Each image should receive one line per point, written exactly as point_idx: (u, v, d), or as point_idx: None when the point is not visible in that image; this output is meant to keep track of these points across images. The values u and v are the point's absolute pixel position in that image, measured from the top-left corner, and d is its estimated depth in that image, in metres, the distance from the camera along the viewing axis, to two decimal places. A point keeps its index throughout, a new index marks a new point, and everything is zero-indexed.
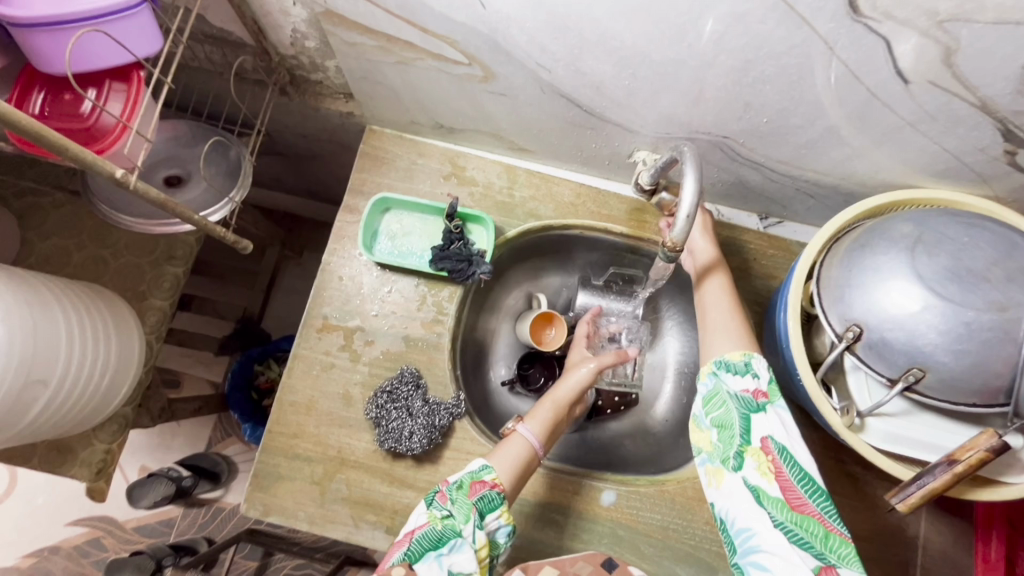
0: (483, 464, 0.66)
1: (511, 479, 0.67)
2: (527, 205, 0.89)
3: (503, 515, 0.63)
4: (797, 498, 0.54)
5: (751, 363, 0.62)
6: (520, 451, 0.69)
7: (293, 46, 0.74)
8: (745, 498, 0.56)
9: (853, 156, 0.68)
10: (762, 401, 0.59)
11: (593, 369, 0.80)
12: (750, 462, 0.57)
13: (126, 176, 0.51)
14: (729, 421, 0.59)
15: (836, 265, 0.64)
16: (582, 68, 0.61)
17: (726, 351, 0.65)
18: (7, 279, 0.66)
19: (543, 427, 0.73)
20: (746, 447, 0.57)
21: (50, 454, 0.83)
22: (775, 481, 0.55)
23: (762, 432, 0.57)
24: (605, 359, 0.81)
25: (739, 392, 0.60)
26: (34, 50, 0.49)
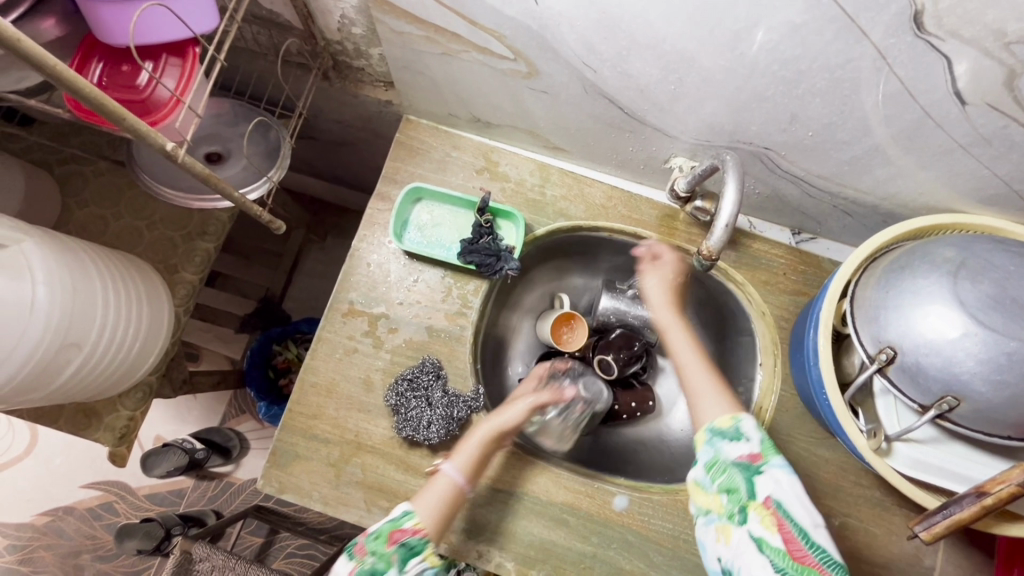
0: (405, 509, 0.67)
1: (434, 522, 0.67)
2: (557, 204, 0.89)
3: (427, 558, 0.65)
4: (801, 550, 0.54)
5: (740, 426, 0.62)
6: (445, 493, 0.70)
7: (340, 31, 0.75)
8: (751, 554, 0.56)
9: (897, 177, 0.67)
10: (760, 461, 0.60)
11: (529, 404, 0.80)
12: (754, 516, 0.57)
13: (175, 149, 0.52)
14: (732, 482, 0.60)
15: (873, 286, 0.64)
16: (628, 70, 0.61)
17: (715, 417, 0.65)
18: (51, 242, 0.67)
19: (468, 462, 0.73)
20: (749, 502, 0.58)
21: (77, 417, 0.85)
22: (778, 534, 0.56)
23: (763, 489, 0.58)
24: (540, 395, 0.81)
25: (735, 456, 0.61)
26: (100, 21, 0.50)
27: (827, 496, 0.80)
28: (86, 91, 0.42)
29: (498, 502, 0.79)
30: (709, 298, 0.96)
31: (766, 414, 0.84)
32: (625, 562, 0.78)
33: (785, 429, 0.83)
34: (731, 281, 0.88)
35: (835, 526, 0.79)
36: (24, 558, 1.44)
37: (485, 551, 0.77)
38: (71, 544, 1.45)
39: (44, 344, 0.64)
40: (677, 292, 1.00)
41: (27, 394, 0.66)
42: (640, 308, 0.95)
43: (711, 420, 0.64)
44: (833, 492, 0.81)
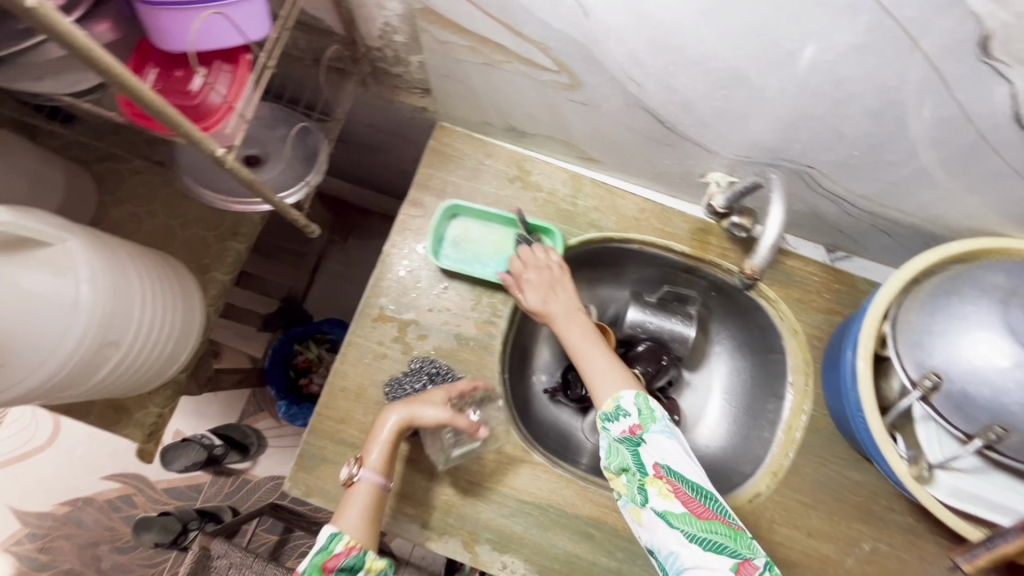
0: (331, 534, 0.66)
1: (367, 529, 0.68)
2: (589, 215, 0.88)
3: (370, 569, 0.67)
4: (699, 505, 0.61)
5: (620, 405, 0.66)
6: (367, 500, 0.69)
7: (381, 39, 0.75)
8: (663, 529, 0.61)
9: (944, 199, 0.66)
10: (640, 434, 0.64)
11: (442, 416, 0.71)
12: (652, 490, 0.62)
13: (225, 155, 0.53)
14: (626, 462, 0.65)
15: (917, 309, 0.63)
16: (673, 84, 0.61)
17: (602, 402, 0.68)
18: (93, 240, 0.68)
19: (381, 461, 0.70)
20: (645, 478, 0.63)
21: (107, 412, 0.86)
22: (676, 500, 0.61)
23: (653, 461, 0.63)
24: (457, 421, 0.72)
25: (621, 433, 0.65)
26: (158, 27, 0.51)
27: (857, 520, 0.79)
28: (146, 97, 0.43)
29: (524, 513, 0.78)
30: (739, 313, 0.95)
31: (795, 433, 0.83)
32: None
33: (815, 450, 0.82)
34: (763, 298, 0.88)
35: (865, 550, 0.78)
36: (44, 547, 1.45)
37: (509, 562, 0.77)
38: (90, 534, 1.47)
39: (84, 342, 0.65)
40: (705, 306, 0.98)
41: (66, 390, 0.67)
42: (669, 321, 0.95)
43: (602, 404, 0.68)
44: (863, 516, 0.79)
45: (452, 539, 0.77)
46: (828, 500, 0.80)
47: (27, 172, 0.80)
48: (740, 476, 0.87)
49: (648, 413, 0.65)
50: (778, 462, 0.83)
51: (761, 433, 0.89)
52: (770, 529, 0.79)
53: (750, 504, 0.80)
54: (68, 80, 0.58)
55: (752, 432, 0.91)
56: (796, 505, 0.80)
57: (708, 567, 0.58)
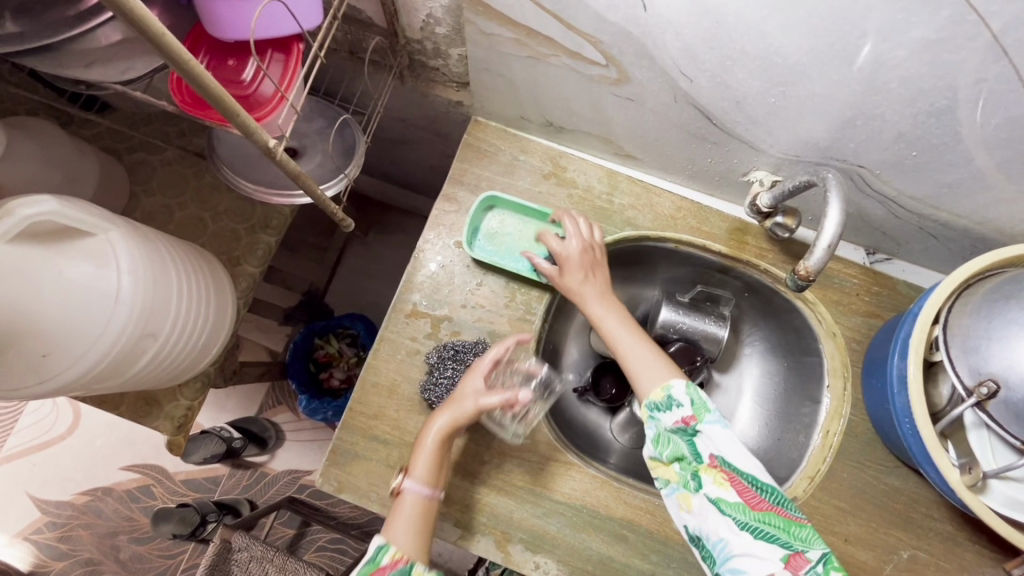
0: (379, 545, 0.65)
1: (414, 541, 0.67)
2: (625, 213, 0.87)
3: None
4: (754, 496, 0.59)
5: (672, 395, 0.64)
6: (414, 512, 0.69)
7: (422, 31, 0.74)
8: (714, 517, 0.59)
9: (1000, 202, 0.64)
10: (694, 425, 0.62)
11: (477, 406, 0.72)
12: (706, 478, 0.60)
13: (276, 146, 0.52)
14: (679, 451, 0.62)
15: (972, 314, 0.61)
16: (727, 80, 0.59)
17: (649, 392, 0.66)
18: (132, 231, 0.67)
19: (428, 472, 0.70)
20: (699, 467, 0.61)
21: (138, 405, 0.86)
22: (731, 489, 0.59)
23: (709, 450, 0.60)
24: (490, 403, 0.72)
25: (674, 423, 0.63)
26: (215, 16, 0.51)
27: (896, 527, 0.78)
28: (210, 88, 0.42)
29: (558, 513, 0.78)
30: (772, 314, 0.94)
31: (833, 438, 0.82)
32: None
33: (853, 455, 0.80)
34: (801, 300, 0.86)
35: (904, 558, 0.77)
36: (63, 536, 1.46)
37: (542, 563, 0.76)
38: (110, 524, 1.48)
39: (124, 334, 0.65)
40: (737, 306, 0.97)
41: (105, 381, 0.67)
42: (702, 322, 0.94)
43: (649, 395, 0.66)
44: (903, 523, 0.78)
45: (485, 538, 0.76)
46: (866, 506, 0.79)
47: (63, 161, 0.79)
48: (775, 480, 0.86)
49: (702, 403, 0.62)
50: (815, 467, 0.82)
51: (797, 437, 0.88)
52: None
53: None
54: (118, 67, 0.58)
55: (786, 435, 0.90)
56: (834, 511, 0.78)
57: (760, 557, 0.57)
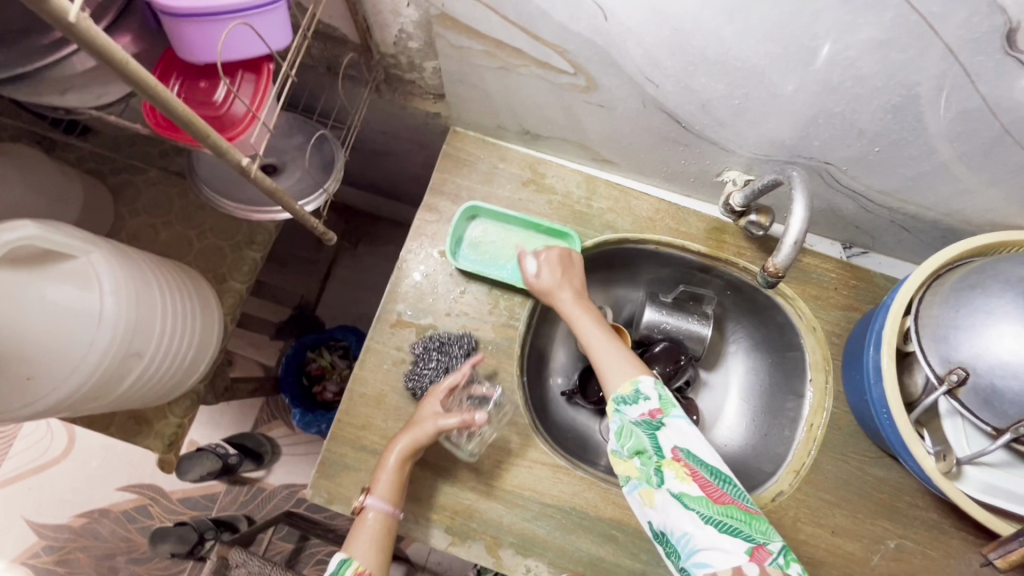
0: (341, 558, 0.67)
1: (375, 557, 0.68)
2: (604, 216, 0.88)
3: None
4: (715, 490, 0.60)
5: (640, 389, 0.65)
6: (376, 528, 0.70)
7: (395, 45, 0.75)
8: (677, 510, 0.60)
9: (964, 194, 0.66)
10: (659, 419, 0.63)
11: (437, 427, 0.73)
12: (669, 472, 0.61)
13: (249, 165, 0.53)
14: (641, 445, 0.63)
15: (941, 304, 0.62)
16: (691, 85, 0.61)
17: (618, 385, 0.67)
18: (115, 253, 0.68)
19: (390, 489, 0.71)
20: (662, 461, 0.62)
21: (128, 423, 0.86)
22: (694, 483, 0.60)
23: (671, 443, 0.62)
24: (450, 424, 0.73)
25: (639, 416, 0.64)
26: (184, 39, 0.52)
27: (882, 517, 0.79)
28: (175, 110, 0.43)
29: (547, 517, 0.78)
30: (754, 311, 0.95)
31: (817, 430, 0.83)
32: None
33: (837, 447, 0.81)
34: (780, 296, 0.87)
35: (891, 547, 0.78)
36: (60, 560, 1.45)
37: (534, 566, 0.77)
38: (107, 546, 1.47)
39: (109, 354, 0.65)
40: (721, 304, 0.99)
41: (92, 401, 0.68)
42: (685, 321, 0.95)
43: (617, 390, 0.67)
44: (888, 513, 0.79)
45: (476, 543, 0.77)
46: (852, 498, 0.80)
47: (47, 185, 0.80)
48: (762, 475, 0.87)
49: (668, 397, 0.64)
50: (800, 460, 0.83)
51: (782, 431, 0.89)
52: (793, 528, 0.79)
53: (774, 502, 0.80)
54: (94, 93, 0.60)
55: (773, 430, 0.91)
56: (820, 504, 0.79)
57: (723, 551, 0.57)
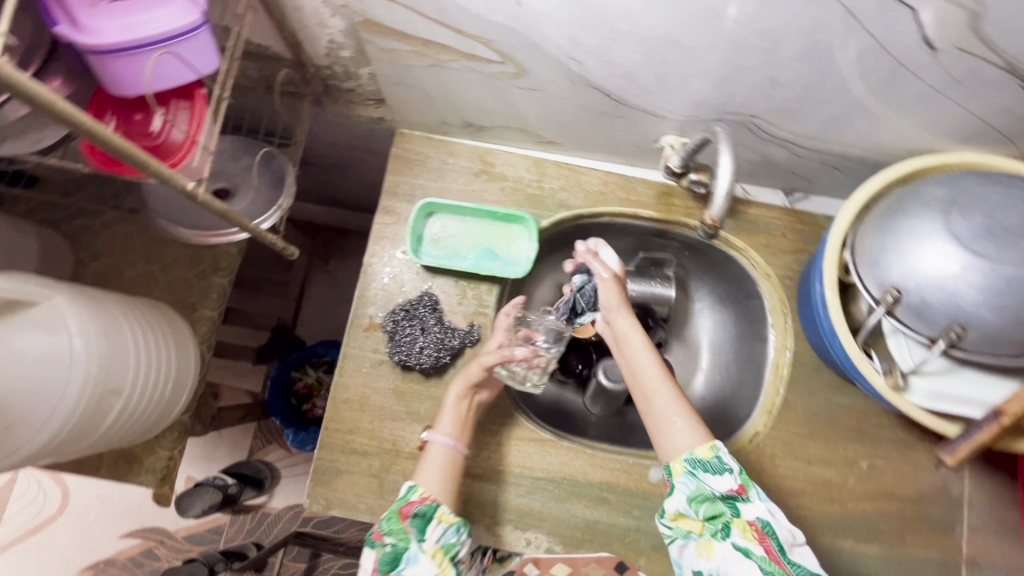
0: (409, 486, 0.71)
1: (443, 487, 0.72)
2: (557, 196, 0.91)
3: (442, 520, 0.69)
4: (781, 561, 0.61)
5: (722, 456, 0.64)
6: (442, 460, 0.74)
7: (328, 56, 0.77)
8: (739, 566, 0.61)
9: (879, 127, 0.70)
10: (743, 492, 0.64)
11: (483, 366, 0.78)
12: (737, 531, 0.63)
13: (195, 189, 0.54)
14: (718, 509, 0.64)
15: (871, 233, 0.66)
16: (612, 58, 0.64)
17: (692, 446, 0.66)
18: (79, 295, 0.69)
19: (451, 425, 0.76)
20: (734, 520, 0.64)
21: (118, 463, 0.87)
22: (761, 547, 0.62)
23: (751, 512, 0.64)
24: (491, 359, 0.78)
25: (723, 488, 0.64)
26: (115, 74, 0.53)
27: (853, 441, 0.84)
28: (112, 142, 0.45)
29: (541, 489, 0.81)
30: (713, 267, 0.99)
31: (783, 370, 0.87)
32: None
33: (804, 382, 0.86)
34: (733, 248, 0.92)
35: (864, 468, 0.83)
36: None
37: (533, 538, 0.80)
38: None
39: (86, 395, 0.66)
40: (681, 266, 1.03)
41: (76, 442, 0.69)
42: (649, 286, 0.98)
43: (693, 450, 0.65)
44: (858, 436, 0.84)
45: (476, 525, 0.80)
46: (823, 428, 0.84)
47: None
48: (738, 420, 0.91)
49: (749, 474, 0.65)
50: (771, 400, 0.87)
51: (753, 376, 0.94)
52: (772, 464, 0.83)
53: (751, 443, 0.84)
54: (30, 139, 0.61)
55: (745, 378, 0.95)
56: (795, 438, 0.84)
57: None
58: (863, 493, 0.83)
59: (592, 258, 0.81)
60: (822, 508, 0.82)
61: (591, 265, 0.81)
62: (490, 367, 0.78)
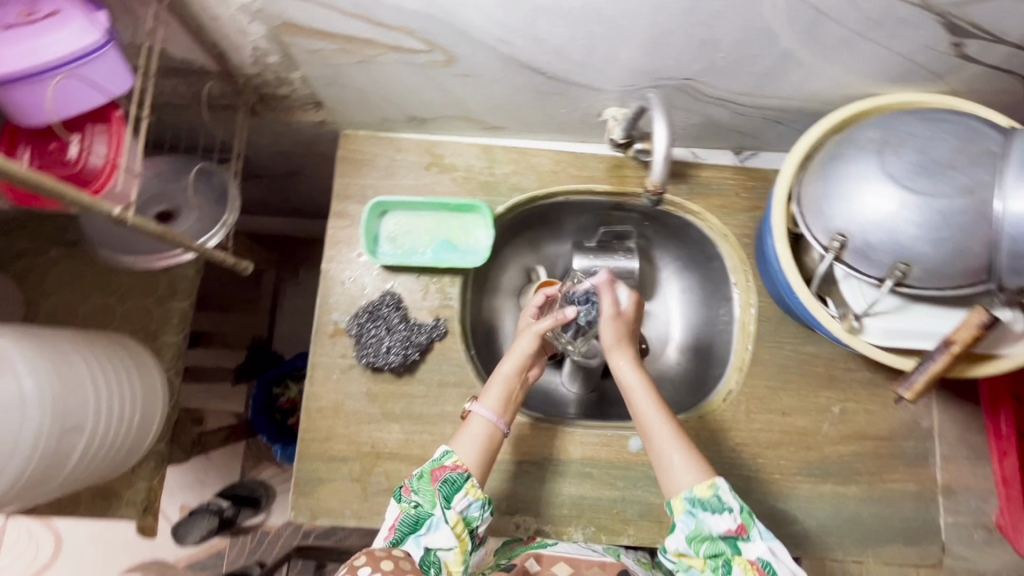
0: (445, 450, 0.71)
1: (478, 459, 0.71)
2: (509, 180, 0.91)
3: (470, 493, 0.68)
4: None
5: (721, 496, 0.65)
6: (481, 433, 0.72)
7: (256, 65, 0.75)
8: None
9: (812, 76, 0.70)
10: (743, 531, 0.65)
11: (535, 336, 0.78)
12: (738, 570, 0.65)
13: (123, 213, 0.53)
14: (718, 549, 0.65)
15: (812, 182, 0.67)
16: (538, 35, 0.63)
17: (692, 484, 0.67)
18: (25, 336, 0.68)
19: (497, 401, 0.74)
20: (735, 557, 0.65)
21: (96, 500, 0.85)
22: None
23: (752, 552, 0.65)
24: (543, 326, 0.78)
25: (723, 529, 0.65)
26: (15, 101, 0.53)
27: (823, 388, 0.86)
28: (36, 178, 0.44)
29: (523, 472, 0.82)
30: (674, 234, 1.00)
31: (749, 326, 0.88)
32: (653, 497, 0.82)
33: (771, 336, 0.87)
34: (689, 213, 0.92)
35: (836, 413, 0.85)
36: None
37: (521, 521, 0.81)
38: None
39: (42, 435, 0.65)
40: (644, 237, 1.03)
41: (42, 482, 0.68)
42: (611, 259, 0.99)
43: (693, 488, 0.66)
44: (827, 383, 0.86)
45: None
46: (793, 379, 0.86)
47: None
48: (712, 381, 0.93)
49: (749, 512, 0.66)
50: (741, 357, 0.88)
51: (724, 337, 0.95)
52: (747, 420, 0.85)
53: (724, 402, 0.86)
54: None
55: (717, 339, 0.96)
56: (767, 392, 0.86)
57: None
58: (838, 437, 0.84)
59: (608, 290, 0.79)
60: (799, 456, 0.84)
61: (604, 296, 0.79)
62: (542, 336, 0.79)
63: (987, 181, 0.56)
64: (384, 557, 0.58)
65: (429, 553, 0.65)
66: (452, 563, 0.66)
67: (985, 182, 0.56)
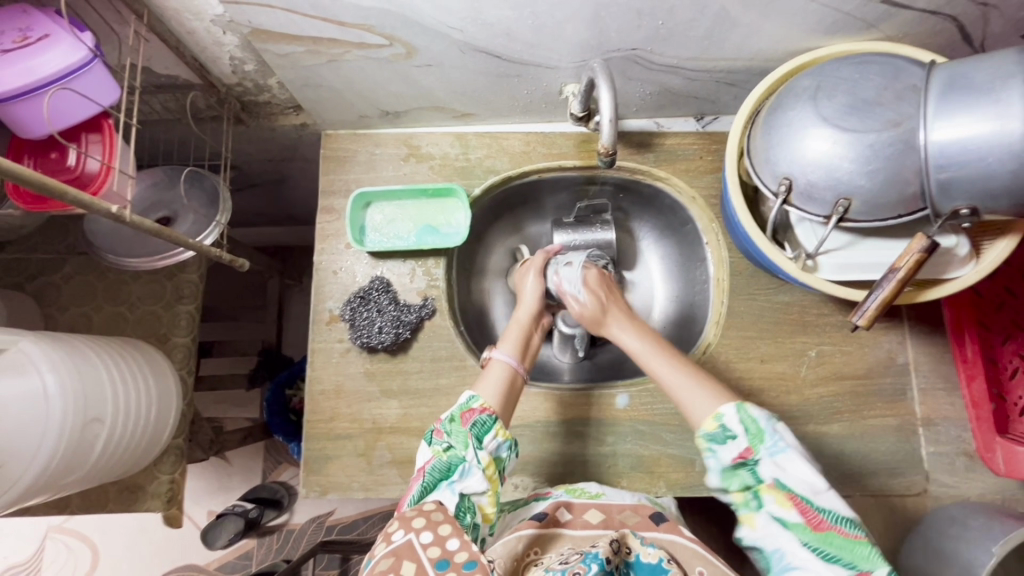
0: (471, 395, 0.73)
1: (500, 400, 0.73)
2: (484, 163, 0.96)
3: (500, 433, 0.70)
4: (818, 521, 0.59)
5: (725, 424, 0.64)
6: (503, 374, 0.76)
7: (235, 73, 0.82)
8: (778, 535, 0.60)
9: (750, 35, 0.74)
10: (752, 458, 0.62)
11: (536, 275, 0.89)
12: (769, 497, 0.61)
13: (121, 211, 0.58)
14: (745, 480, 0.63)
15: (758, 134, 0.71)
16: (487, 19, 0.68)
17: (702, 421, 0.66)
18: (46, 337, 0.75)
19: (514, 347, 0.79)
20: (761, 485, 0.62)
21: (124, 493, 0.92)
22: (793, 508, 0.60)
23: (769, 475, 0.61)
24: (536, 260, 0.91)
25: (734, 457, 0.63)
26: (20, 117, 0.61)
27: (799, 334, 0.89)
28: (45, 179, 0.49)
29: (518, 437, 0.87)
30: (647, 203, 1.04)
31: (723, 282, 0.92)
32: (643, 449, 0.87)
33: (745, 289, 0.91)
34: (657, 179, 0.96)
35: (814, 356, 0.88)
36: None
37: (520, 482, 0.86)
38: None
39: (69, 424, 0.72)
40: (620, 208, 1.07)
41: (70, 471, 0.74)
42: (591, 233, 1.01)
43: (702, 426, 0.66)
44: (803, 329, 0.89)
45: None
46: (769, 328, 0.89)
47: None
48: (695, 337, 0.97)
49: (756, 431, 0.63)
50: (718, 312, 0.92)
51: (702, 296, 0.99)
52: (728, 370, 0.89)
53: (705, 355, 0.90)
54: None
55: (697, 298, 1.00)
56: (745, 341, 0.89)
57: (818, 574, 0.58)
58: (816, 379, 0.88)
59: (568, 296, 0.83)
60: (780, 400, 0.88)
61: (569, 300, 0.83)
62: (542, 271, 0.90)
63: (912, 114, 0.60)
64: (414, 515, 0.58)
65: (463, 498, 0.65)
66: (486, 505, 0.67)
67: (910, 115, 0.60)
